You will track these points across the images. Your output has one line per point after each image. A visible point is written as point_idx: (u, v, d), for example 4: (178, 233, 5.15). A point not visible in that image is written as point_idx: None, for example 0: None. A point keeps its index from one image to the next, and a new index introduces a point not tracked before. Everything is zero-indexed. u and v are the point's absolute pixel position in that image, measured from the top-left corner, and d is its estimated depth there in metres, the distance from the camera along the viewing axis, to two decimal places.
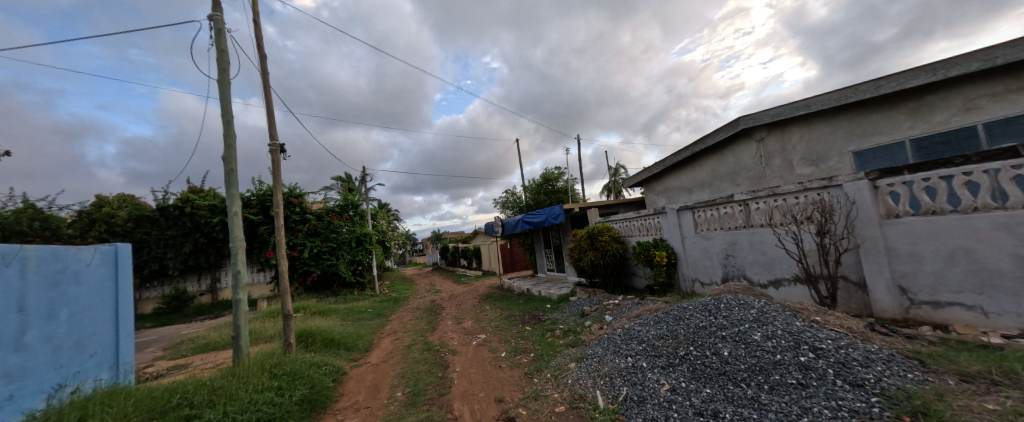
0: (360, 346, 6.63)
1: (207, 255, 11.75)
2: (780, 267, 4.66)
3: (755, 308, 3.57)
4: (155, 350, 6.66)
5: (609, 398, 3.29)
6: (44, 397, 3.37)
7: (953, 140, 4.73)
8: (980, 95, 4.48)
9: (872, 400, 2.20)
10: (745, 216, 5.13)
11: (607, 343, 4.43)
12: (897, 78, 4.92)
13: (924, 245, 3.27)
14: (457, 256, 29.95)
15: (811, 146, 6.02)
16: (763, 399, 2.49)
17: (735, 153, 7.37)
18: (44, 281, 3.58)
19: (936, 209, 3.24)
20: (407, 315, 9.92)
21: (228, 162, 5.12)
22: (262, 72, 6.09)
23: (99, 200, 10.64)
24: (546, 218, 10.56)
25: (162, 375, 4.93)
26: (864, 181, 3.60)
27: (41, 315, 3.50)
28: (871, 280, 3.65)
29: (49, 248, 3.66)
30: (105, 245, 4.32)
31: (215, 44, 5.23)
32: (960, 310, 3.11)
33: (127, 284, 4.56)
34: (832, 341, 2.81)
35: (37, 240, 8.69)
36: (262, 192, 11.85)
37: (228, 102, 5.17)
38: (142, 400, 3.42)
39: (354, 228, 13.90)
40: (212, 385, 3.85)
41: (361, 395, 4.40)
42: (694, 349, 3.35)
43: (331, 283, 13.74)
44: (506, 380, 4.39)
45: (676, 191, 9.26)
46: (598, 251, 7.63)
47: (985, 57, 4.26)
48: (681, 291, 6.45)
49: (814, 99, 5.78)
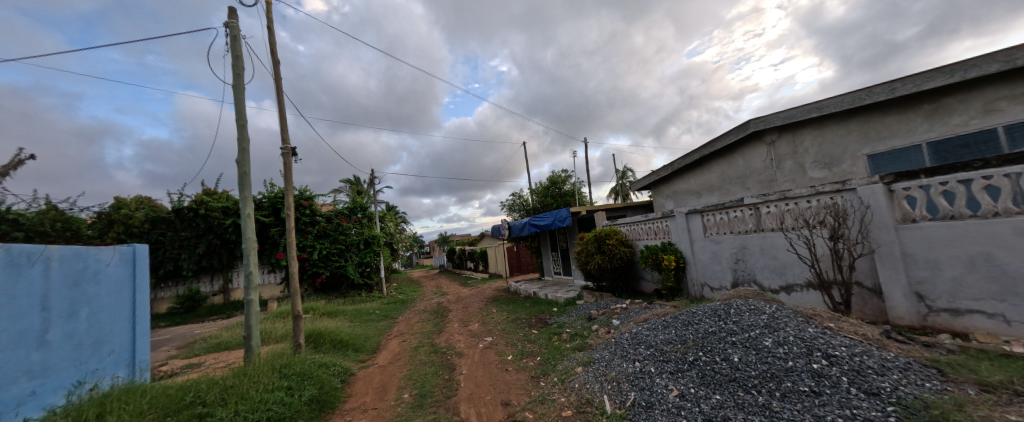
0: (368, 348, 6.70)
1: (220, 256, 12.01)
2: (791, 272, 4.59)
3: (766, 314, 3.51)
4: (169, 349, 6.82)
5: (617, 403, 3.27)
6: (65, 394, 3.48)
7: (973, 142, 4.62)
8: (1001, 96, 4.37)
9: (888, 409, 2.15)
10: (755, 220, 5.05)
11: (615, 347, 4.40)
12: (913, 80, 4.82)
13: (943, 251, 3.19)
14: (464, 258, 30.17)
15: (824, 149, 5.92)
16: (775, 407, 2.45)
17: (745, 156, 7.28)
18: (66, 281, 3.70)
19: (954, 214, 3.15)
20: (414, 317, 9.99)
21: (242, 165, 5.23)
22: (275, 77, 6.22)
23: (118, 202, 10.89)
24: (553, 220, 10.52)
25: (176, 373, 5.04)
26: (879, 185, 3.53)
27: (62, 314, 3.60)
28: (887, 287, 3.58)
29: (71, 248, 3.79)
30: (124, 246, 4.43)
31: (230, 50, 5.36)
32: (981, 318, 3.02)
33: (144, 283, 4.67)
34: (846, 348, 2.75)
35: (59, 240, 8.98)
36: (274, 194, 12.07)
37: (242, 106, 5.29)
38: (157, 398, 3.50)
39: (362, 230, 14.05)
40: (223, 384, 3.91)
41: (369, 395, 4.45)
42: (703, 355, 3.31)
43: (340, 285, 13.87)
44: (513, 383, 4.39)
45: (685, 194, 9.18)
46: (605, 254, 7.59)
47: (1005, 59, 4.16)
48: (690, 296, 6.36)
49: (826, 101, 5.70)
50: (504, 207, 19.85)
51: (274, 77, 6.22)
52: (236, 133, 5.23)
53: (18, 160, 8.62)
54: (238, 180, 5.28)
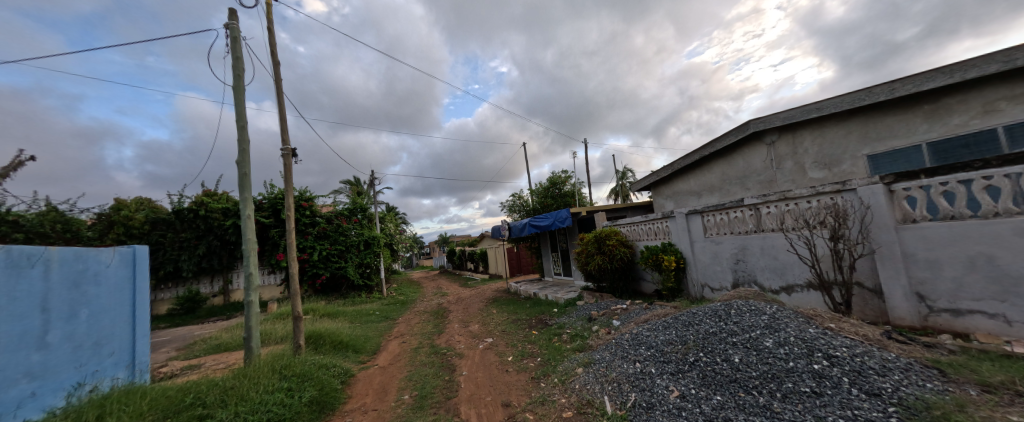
0: (368, 349, 6.69)
1: (219, 257, 12.00)
2: (791, 272, 4.59)
3: (767, 314, 3.50)
4: (169, 351, 6.82)
5: (618, 404, 3.26)
6: (64, 395, 3.47)
7: (973, 143, 4.62)
8: (1001, 97, 4.37)
9: (890, 410, 2.14)
10: (756, 221, 5.05)
11: (616, 348, 4.39)
12: (913, 80, 4.82)
13: (943, 251, 3.19)
14: (464, 259, 30.15)
15: (824, 150, 5.92)
16: (776, 408, 2.45)
17: (745, 156, 7.28)
18: (66, 282, 3.70)
19: (955, 214, 3.15)
20: (414, 318, 9.98)
21: (242, 166, 5.24)
22: (276, 78, 6.23)
23: (118, 203, 10.90)
24: (553, 221, 10.51)
25: (176, 375, 5.03)
26: (880, 185, 3.52)
27: (61, 315, 3.60)
28: (888, 287, 3.57)
29: (72, 249, 3.79)
30: (124, 247, 4.43)
31: (231, 51, 5.37)
32: (981, 318, 3.02)
33: (144, 284, 4.66)
34: (847, 349, 2.75)
35: (59, 241, 8.98)
36: (274, 195, 12.06)
37: (242, 107, 5.30)
38: (157, 400, 3.50)
39: (362, 231, 14.06)
40: (223, 386, 3.91)
41: (369, 396, 4.44)
42: (704, 355, 3.30)
43: (340, 286, 13.87)
44: (514, 384, 4.38)
45: (685, 194, 9.18)
46: (606, 255, 7.58)
47: (1005, 59, 4.16)
48: (691, 297, 6.36)
49: (825, 102, 5.71)
50: (504, 208, 19.86)
51: (274, 78, 6.23)
52: (236, 134, 5.23)
53: (18, 161, 8.62)
54: (238, 181, 5.27)
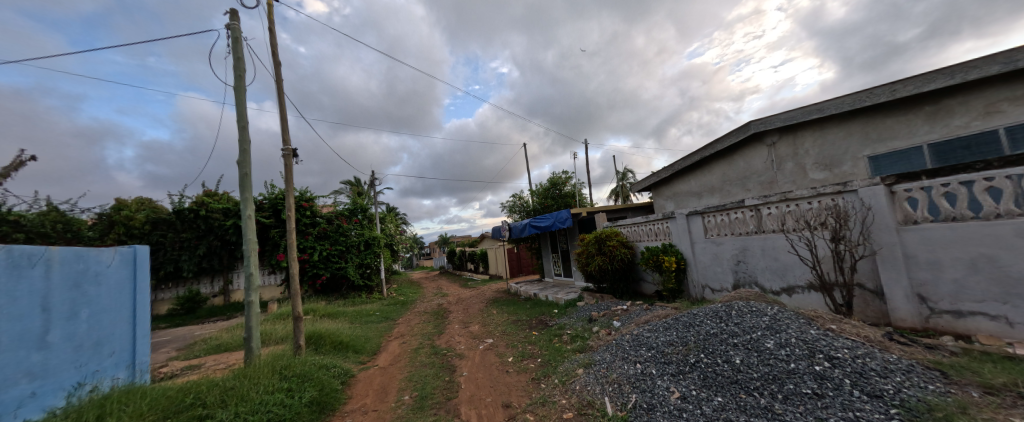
0: (368, 349, 6.69)
1: (220, 257, 12.00)
2: (792, 273, 4.58)
3: (768, 316, 3.50)
4: (170, 351, 6.82)
5: (618, 405, 3.25)
6: (64, 395, 3.47)
7: (975, 144, 4.61)
8: (1002, 98, 4.36)
9: (892, 411, 2.14)
10: (756, 222, 5.04)
11: (616, 349, 4.38)
12: (914, 81, 4.82)
13: (945, 252, 3.18)
14: (464, 259, 30.13)
15: (825, 151, 5.92)
16: (777, 409, 2.44)
17: (746, 157, 7.27)
18: (67, 282, 3.70)
19: (956, 216, 3.14)
20: (415, 319, 9.99)
21: (243, 167, 5.24)
22: (276, 78, 6.23)
23: (119, 203, 10.91)
24: (554, 222, 10.50)
25: (176, 375, 5.03)
26: (881, 186, 3.52)
27: (62, 315, 3.60)
28: (889, 288, 3.56)
29: (72, 249, 3.79)
30: (125, 247, 4.43)
31: (232, 52, 5.38)
32: (983, 320, 3.01)
33: (144, 284, 4.66)
34: (849, 351, 2.74)
35: (60, 241, 8.99)
36: (274, 195, 12.06)
37: (243, 108, 5.30)
38: (157, 400, 3.49)
39: (363, 232, 14.07)
40: (223, 386, 3.91)
41: (370, 397, 4.43)
42: (705, 356, 3.30)
43: (340, 286, 13.87)
44: (514, 385, 4.38)
45: (685, 195, 9.17)
46: (606, 256, 7.57)
47: (1007, 60, 4.16)
48: (691, 298, 6.35)
49: (826, 102, 5.70)
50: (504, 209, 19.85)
51: (275, 78, 6.24)
52: (237, 134, 5.24)
53: (19, 161, 8.64)
54: (238, 181, 5.27)
